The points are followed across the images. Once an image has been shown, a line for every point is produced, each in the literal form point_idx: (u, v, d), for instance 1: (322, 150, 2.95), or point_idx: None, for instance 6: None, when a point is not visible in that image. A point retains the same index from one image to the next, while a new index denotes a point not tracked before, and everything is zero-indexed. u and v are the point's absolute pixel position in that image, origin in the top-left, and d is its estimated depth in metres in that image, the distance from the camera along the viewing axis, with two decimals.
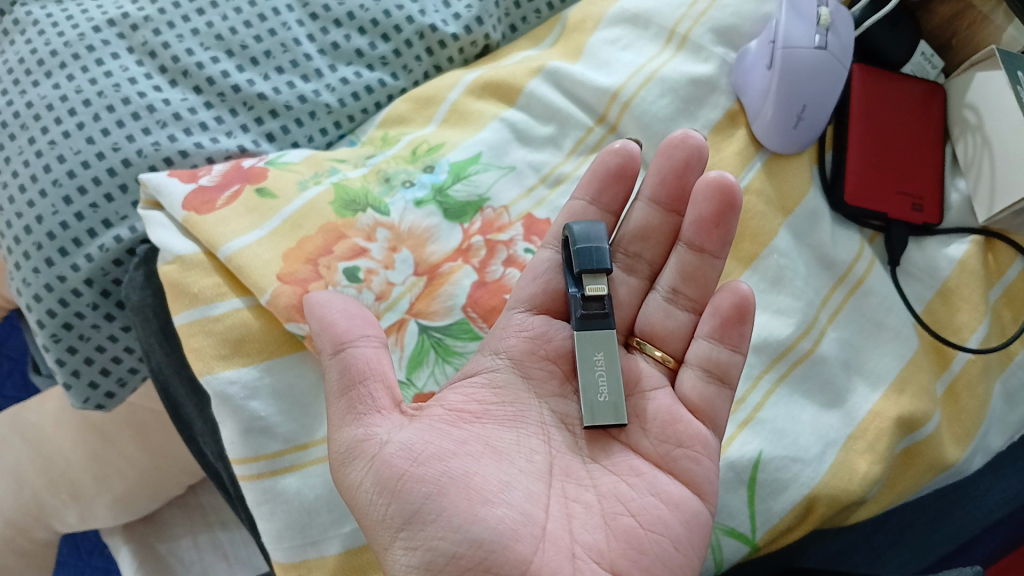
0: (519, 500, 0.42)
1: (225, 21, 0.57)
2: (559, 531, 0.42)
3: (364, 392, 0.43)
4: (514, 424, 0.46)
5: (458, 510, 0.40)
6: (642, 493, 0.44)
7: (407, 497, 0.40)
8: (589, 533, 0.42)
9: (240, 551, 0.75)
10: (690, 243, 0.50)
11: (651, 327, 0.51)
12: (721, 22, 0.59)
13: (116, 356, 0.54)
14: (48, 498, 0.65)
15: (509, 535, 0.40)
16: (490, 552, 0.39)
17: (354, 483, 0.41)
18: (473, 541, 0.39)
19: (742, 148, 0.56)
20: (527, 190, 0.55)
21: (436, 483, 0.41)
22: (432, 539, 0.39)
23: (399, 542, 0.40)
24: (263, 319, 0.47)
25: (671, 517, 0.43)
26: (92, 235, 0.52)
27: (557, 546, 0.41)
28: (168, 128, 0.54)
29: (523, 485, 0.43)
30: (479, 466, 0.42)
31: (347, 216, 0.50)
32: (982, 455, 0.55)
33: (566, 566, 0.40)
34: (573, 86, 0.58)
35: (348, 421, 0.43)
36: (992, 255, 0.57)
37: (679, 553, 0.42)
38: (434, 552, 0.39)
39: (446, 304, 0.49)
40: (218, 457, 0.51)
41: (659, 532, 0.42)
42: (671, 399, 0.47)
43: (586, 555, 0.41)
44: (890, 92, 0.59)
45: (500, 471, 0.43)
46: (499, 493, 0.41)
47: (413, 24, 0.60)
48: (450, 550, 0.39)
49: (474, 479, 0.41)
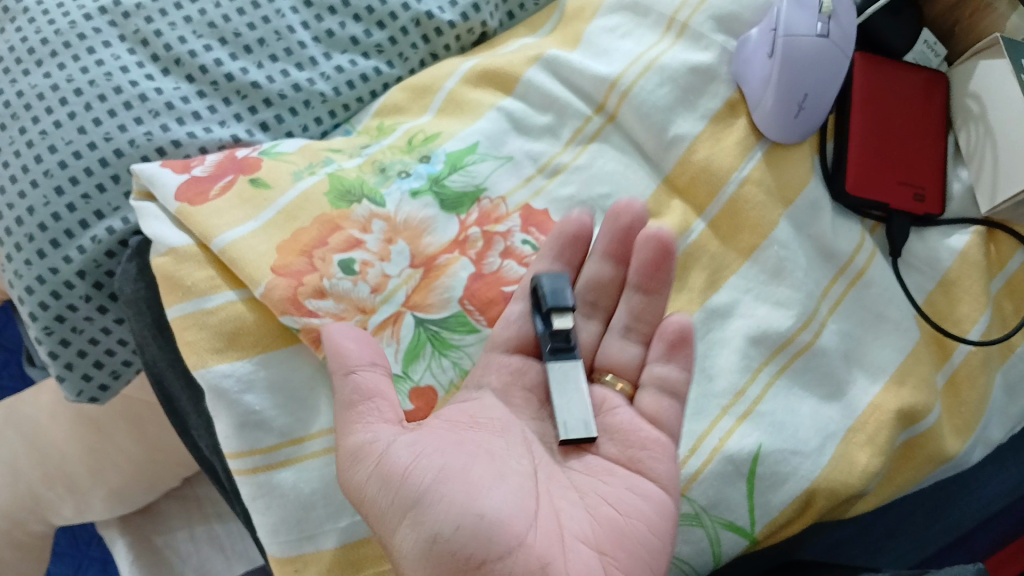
0: (513, 489, 0.41)
1: (218, 9, 0.57)
2: (550, 515, 0.42)
3: (371, 406, 0.42)
4: (502, 432, 0.45)
5: (459, 498, 0.39)
6: (617, 487, 0.45)
7: (411, 483, 0.40)
8: (576, 520, 0.42)
9: (237, 543, 0.75)
10: (638, 286, 0.50)
11: (609, 362, 0.51)
12: (722, 10, 0.58)
13: (110, 348, 0.53)
14: (43, 491, 0.65)
15: (509, 515, 0.40)
16: (492, 528, 0.39)
17: (361, 476, 0.41)
18: (477, 518, 0.39)
19: (743, 137, 0.55)
20: (524, 181, 0.54)
21: (438, 473, 0.40)
22: (434, 524, 0.39)
23: (404, 523, 0.39)
24: (258, 313, 0.47)
25: (648, 507, 0.43)
26: (84, 226, 0.51)
27: (548, 527, 0.41)
28: (161, 118, 0.53)
29: (518, 479, 0.42)
30: (476, 460, 0.42)
31: (342, 208, 0.49)
32: (982, 447, 0.55)
33: (557, 546, 0.40)
34: (572, 75, 0.57)
35: (353, 426, 0.42)
36: (993, 245, 0.57)
37: (655, 539, 0.42)
38: (438, 530, 0.38)
39: (443, 296, 0.48)
40: (214, 451, 0.50)
41: (635, 518, 0.43)
42: (631, 414, 0.48)
43: (574, 538, 0.41)
44: (891, 81, 0.58)
45: (497, 465, 0.42)
46: (496, 479, 0.41)
47: (409, 11, 0.59)
48: (454, 526, 0.38)
49: (473, 470, 0.41)
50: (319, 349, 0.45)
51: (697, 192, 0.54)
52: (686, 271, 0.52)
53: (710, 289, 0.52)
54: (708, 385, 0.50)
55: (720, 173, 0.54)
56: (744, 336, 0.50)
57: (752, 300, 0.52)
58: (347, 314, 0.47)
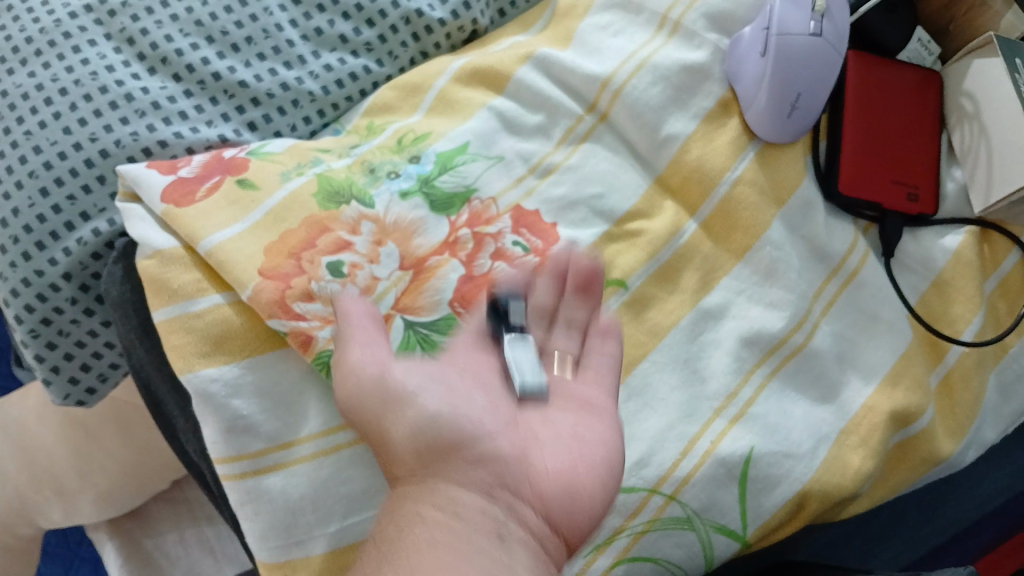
0: (495, 407, 0.40)
1: (205, 6, 0.56)
2: (528, 434, 0.40)
3: (364, 332, 0.41)
4: (480, 362, 0.42)
5: (451, 414, 0.38)
6: (571, 418, 0.42)
7: (397, 381, 0.40)
8: (541, 446, 0.39)
9: (226, 546, 0.76)
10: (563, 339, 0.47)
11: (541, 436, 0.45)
12: (714, 8, 0.57)
13: (97, 351, 0.52)
14: (30, 496, 0.66)
15: (487, 415, 0.39)
16: (471, 422, 0.38)
17: (354, 397, 0.40)
18: (457, 413, 0.39)
19: (735, 137, 0.54)
20: (515, 180, 0.53)
21: (425, 376, 0.40)
22: (424, 413, 0.38)
23: (394, 414, 0.39)
24: (245, 316, 0.46)
25: (605, 430, 0.41)
26: (69, 228, 0.50)
27: (516, 436, 0.39)
28: (147, 117, 0.52)
29: (500, 399, 0.41)
30: (462, 372, 0.42)
31: (330, 209, 0.49)
32: (975, 449, 0.55)
33: (524, 446, 0.39)
34: (564, 74, 0.56)
35: (351, 348, 0.41)
36: (987, 246, 0.57)
37: (609, 455, 0.40)
38: (425, 420, 0.38)
39: (433, 299, 0.48)
40: (200, 455, 0.49)
41: (592, 450, 0.40)
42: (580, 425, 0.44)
43: (540, 454, 0.39)
44: (885, 79, 0.58)
45: (480, 377, 0.42)
46: (476, 387, 0.41)
47: (398, 9, 0.59)
48: (435, 414, 0.38)
49: (459, 380, 0.41)
50: (307, 353, 0.45)
51: (690, 192, 0.53)
52: (677, 272, 0.52)
53: (702, 290, 0.51)
54: (700, 387, 0.49)
55: (712, 172, 0.53)
56: (736, 337, 0.50)
57: (745, 301, 0.51)
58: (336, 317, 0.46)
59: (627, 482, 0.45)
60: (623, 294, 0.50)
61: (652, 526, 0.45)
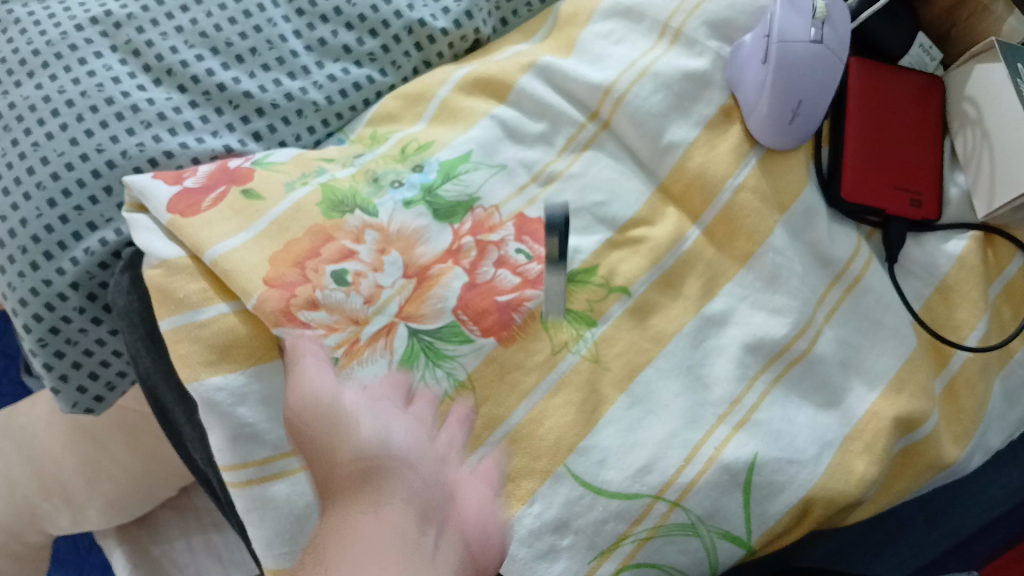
0: (420, 433, 0.43)
1: (209, 18, 0.57)
2: (450, 475, 0.42)
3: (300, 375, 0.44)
4: (409, 416, 0.44)
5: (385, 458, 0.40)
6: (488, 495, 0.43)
7: (343, 397, 0.43)
8: (464, 505, 0.41)
9: (234, 553, 0.77)
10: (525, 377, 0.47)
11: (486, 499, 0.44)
12: (715, 16, 0.58)
13: (105, 360, 0.53)
14: (40, 503, 0.67)
15: (416, 448, 0.42)
16: (404, 451, 0.41)
17: (302, 412, 0.43)
18: (391, 441, 0.41)
19: (737, 144, 0.55)
20: (519, 188, 0.53)
21: (368, 400, 0.43)
22: (360, 438, 0.40)
23: (329, 434, 0.41)
24: (251, 325, 0.47)
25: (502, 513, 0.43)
26: (77, 238, 0.51)
27: (443, 465, 0.42)
28: (153, 128, 0.53)
29: (422, 429, 0.44)
30: (392, 398, 0.44)
31: (335, 218, 0.49)
32: (981, 454, 0.55)
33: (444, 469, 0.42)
34: (565, 82, 0.57)
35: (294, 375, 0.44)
36: (991, 251, 0.57)
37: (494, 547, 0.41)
38: (357, 426, 0.41)
39: (437, 307, 0.48)
40: (208, 463, 0.49)
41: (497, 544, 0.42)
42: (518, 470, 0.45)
43: (463, 492, 0.42)
44: (887, 85, 0.58)
45: (398, 424, 0.43)
46: (389, 433, 0.41)
47: (401, 19, 0.60)
48: (360, 419, 0.42)
49: (391, 427, 0.42)
50: None
51: (692, 199, 0.54)
52: (680, 279, 0.52)
53: (705, 297, 0.51)
54: (703, 394, 0.49)
55: (714, 179, 0.53)
56: (739, 344, 0.50)
57: (748, 307, 0.51)
58: (340, 325, 0.46)
59: (630, 489, 0.45)
60: (627, 300, 0.50)
61: (656, 532, 0.45)
